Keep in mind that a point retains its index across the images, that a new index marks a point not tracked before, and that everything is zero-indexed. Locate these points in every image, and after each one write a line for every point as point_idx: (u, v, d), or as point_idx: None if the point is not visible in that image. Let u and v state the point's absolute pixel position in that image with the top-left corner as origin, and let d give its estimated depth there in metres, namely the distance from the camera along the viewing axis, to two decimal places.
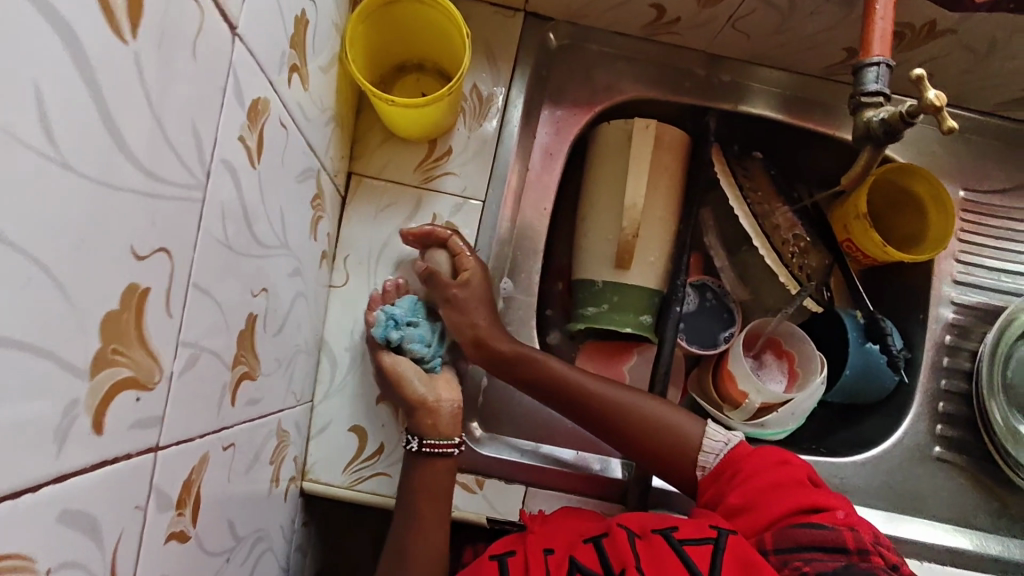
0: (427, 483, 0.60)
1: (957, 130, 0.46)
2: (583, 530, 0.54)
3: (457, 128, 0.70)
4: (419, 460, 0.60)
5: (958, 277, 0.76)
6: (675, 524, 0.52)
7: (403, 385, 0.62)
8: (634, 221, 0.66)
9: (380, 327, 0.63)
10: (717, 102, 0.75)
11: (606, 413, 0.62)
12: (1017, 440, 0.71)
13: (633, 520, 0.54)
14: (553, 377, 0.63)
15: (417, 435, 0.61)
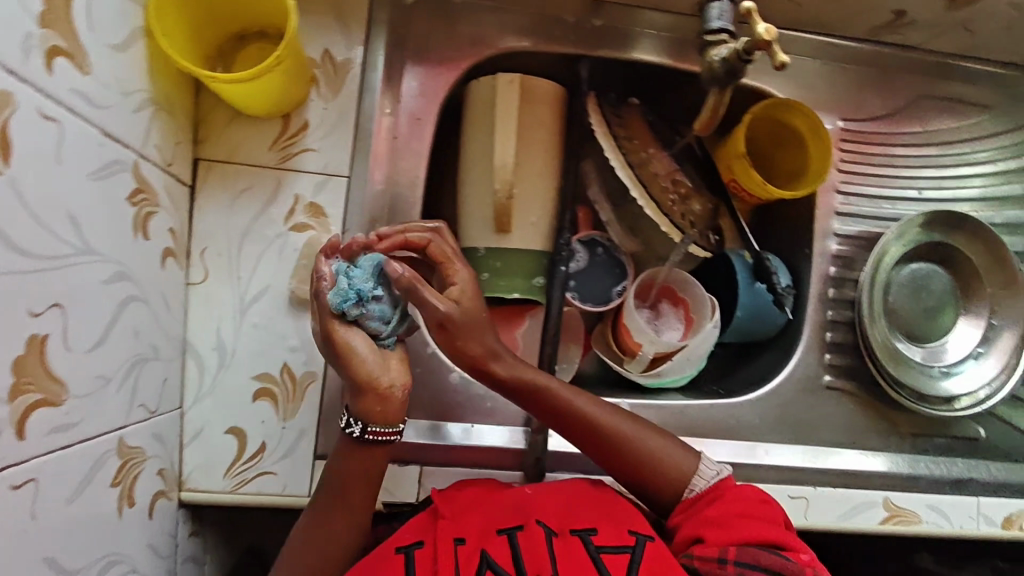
0: (352, 472, 0.55)
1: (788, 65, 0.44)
2: (496, 519, 0.56)
3: (311, 99, 0.64)
4: (354, 446, 0.55)
5: (840, 209, 0.76)
6: (594, 527, 0.56)
7: (348, 362, 0.53)
8: (506, 184, 0.64)
9: (337, 296, 0.53)
10: (590, 49, 0.72)
11: (612, 437, 0.60)
12: (897, 362, 0.72)
13: (550, 514, 0.57)
14: (563, 400, 0.60)
15: (361, 420, 0.54)
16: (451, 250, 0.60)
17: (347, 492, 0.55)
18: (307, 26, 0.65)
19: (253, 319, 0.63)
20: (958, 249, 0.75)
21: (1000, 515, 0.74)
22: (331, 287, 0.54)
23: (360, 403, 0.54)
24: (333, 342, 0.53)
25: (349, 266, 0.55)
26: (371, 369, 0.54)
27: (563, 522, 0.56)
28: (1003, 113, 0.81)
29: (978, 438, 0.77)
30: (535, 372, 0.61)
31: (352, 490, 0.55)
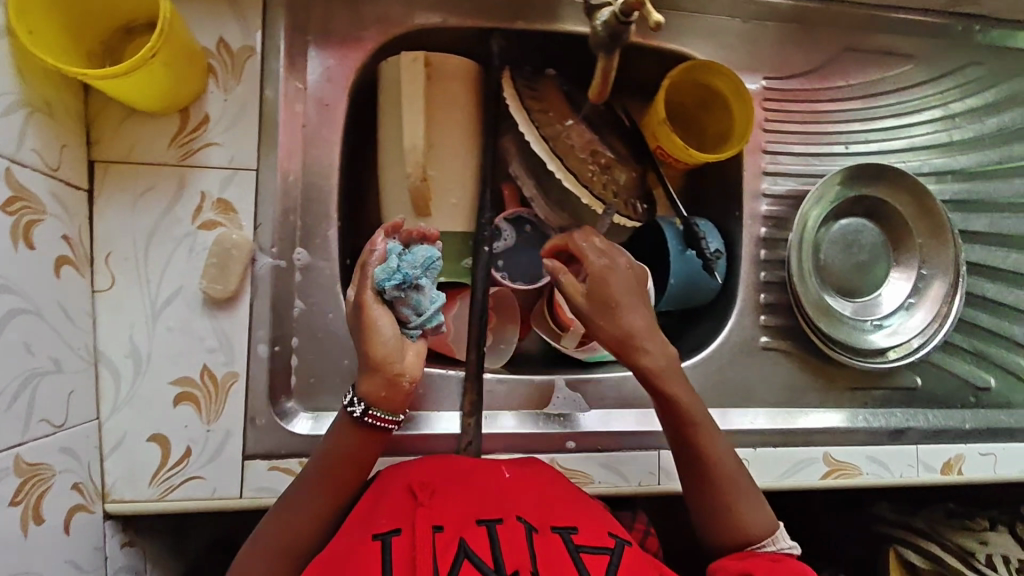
0: (346, 451, 0.54)
1: (662, 23, 0.43)
2: (476, 509, 0.51)
3: (209, 91, 0.62)
4: (361, 428, 0.54)
5: (768, 169, 0.76)
6: (575, 525, 0.53)
7: (365, 343, 0.50)
8: (418, 166, 0.62)
9: (383, 272, 0.51)
10: (502, 22, 0.70)
11: (709, 462, 0.59)
12: (830, 318, 0.73)
13: (528, 510, 0.53)
14: (685, 414, 0.59)
15: (367, 402, 0.53)
16: (600, 246, 0.61)
17: (338, 470, 0.55)
18: (199, 14, 0.62)
19: (168, 322, 0.61)
20: (886, 201, 0.75)
21: (938, 460, 0.74)
22: (373, 268, 0.51)
23: (370, 385, 0.52)
24: (361, 315, 0.51)
25: (402, 249, 0.53)
26: (388, 356, 0.51)
27: (544, 519, 0.52)
28: (929, 61, 0.80)
29: (916, 387, 0.78)
30: (680, 382, 0.60)
31: (346, 468, 0.55)
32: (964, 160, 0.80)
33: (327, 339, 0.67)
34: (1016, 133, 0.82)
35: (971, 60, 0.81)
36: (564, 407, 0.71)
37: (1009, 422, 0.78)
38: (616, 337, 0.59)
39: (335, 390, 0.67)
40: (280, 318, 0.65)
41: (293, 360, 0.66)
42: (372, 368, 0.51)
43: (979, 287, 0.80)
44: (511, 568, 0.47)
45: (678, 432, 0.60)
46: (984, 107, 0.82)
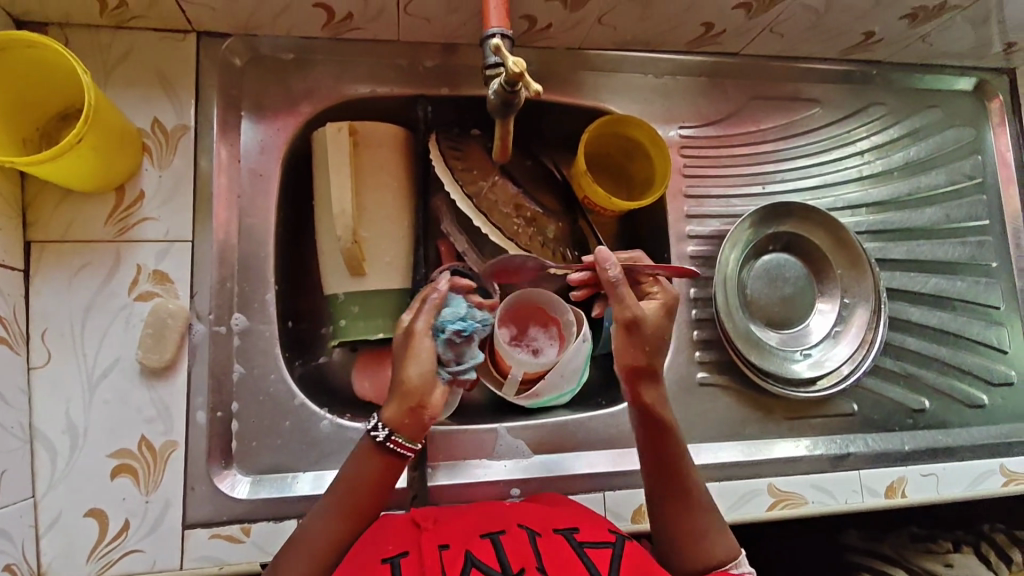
0: (366, 469, 0.55)
1: (542, 92, 0.47)
2: (478, 525, 0.52)
3: (145, 169, 0.65)
4: (379, 451, 0.55)
5: (691, 212, 0.80)
6: (576, 526, 0.54)
7: (403, 365, 0.55)
8: (348, 228, 0.65)
9: (448, 314, 0.57)
10: (426, 90, 0.74)
11: (678, 485, 0.60)
12: (760, 350, 0.76)
13: (529, 519, 0.54)
14: (666, 440, 0.61)
15: (389, 428, 0.55)
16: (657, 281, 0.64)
17: (356, 489, 0.55)
18: (136, 100, 0.66)
19: (105, 395, 0.62)
20: (802, 234, 0.79)
21: (881, 484, 0.75)
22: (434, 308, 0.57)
23: (396, 409, 0.55)
24: (409, 343, 0.56)
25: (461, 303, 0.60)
26: (416, 385, 0.54)
27: (545, 524, 0.54)
28: (833, 103, 0.86)
29: (853, 413, 0.80)
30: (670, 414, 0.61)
31: (364, 490, 0.55)
32: (876, 193, 0.85)
33: (268, 401, 0.68)
34: (923, 165, 0.87)
35: (872, 100, 0.87)
36: (507, 453, 0.72)
37: (946, 441, 0.80)
38: (630, 370, 0.60)
39: (276, 451, 0.67)
40: (219, 384, 0.66)
41: (232, 425, 0.66)
42: (401, 392, 0.55)
43: (904, 311, 0.83)
44: (517, 567, 0.48)
45: (660, 458, 0.61)
46: (890, 143, 0.87)
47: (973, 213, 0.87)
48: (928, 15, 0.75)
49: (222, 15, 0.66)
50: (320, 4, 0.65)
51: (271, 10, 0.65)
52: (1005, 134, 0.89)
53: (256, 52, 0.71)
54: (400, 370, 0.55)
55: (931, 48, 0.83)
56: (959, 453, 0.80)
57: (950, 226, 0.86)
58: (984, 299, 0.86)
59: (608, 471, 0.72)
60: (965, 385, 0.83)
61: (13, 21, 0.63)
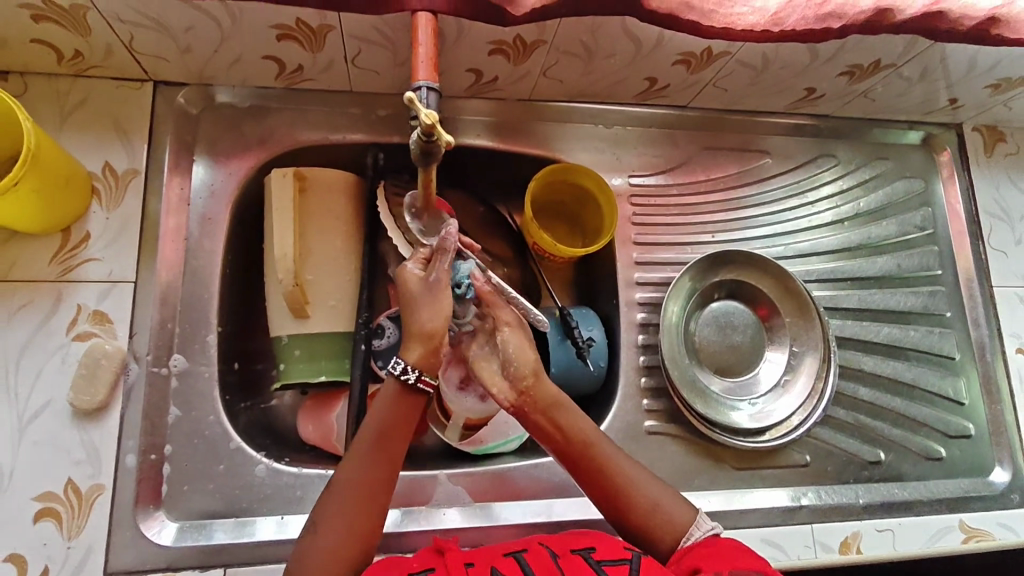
0: (392, 416, 0.58)
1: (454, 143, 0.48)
2: (503, 549, 0.55)
3: (93, 211, 0.67)
4: (406, 392, 0.59)
5: (639, 259, 0.80)
6: (593, 547, 0.54)
7: (424, 309, 0.58)
8: (290, 270, 0.67)
9: (463, 271, 0.60)
10: (377, 139, 0.76)
11: (607, 478, 0.60)
12: (706, 399, 0.75)
13: (553, 543, 0.56)
14: (575, 440, 0.61)
15: (418, 369, 0.59)
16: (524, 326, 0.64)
17: (388, 437, 0.58)
18: (89, 144, 0.68)
19: (35, 436, 0.61)
20: (745, 280, 0.80)
21: (835, 539, 0.73)
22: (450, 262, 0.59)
23: (419, 350, 0.58)
24: (433, 292, 0.58)
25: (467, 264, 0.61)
26: (439, 327, 0.59)
27: (565, 547, 0.55)
28: (784, 154, 0.88)
29: (806, 464, 0.78)
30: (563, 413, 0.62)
31: (393, 437, 0.58)
32: (826, 242, 0.86)
33: (203, 444, 0.67)
34: (874, 215, 0.88)
35: (823, 152, 0.89)
36: (446, 501, 0.70)
37: (904, 495, 0.78)
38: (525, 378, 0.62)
39: (208, 497, 0.66)
40: (153, 426, 0.65)
41: (164, 468, 0.65)
42: (425, 334, 0.58)
43: (857, 361, 0.83)
44: None
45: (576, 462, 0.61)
46: (840, 194, 0.88)
47: (925, 263, 0.88)
48: (865, 71, 0.78)
49: (176, 66, 0.68)
50: (270, 56, 0.67)
51: (223, 62, 0.68)
52: (955, 186, 0.91)
53: (212, 101, 0.73)
54: (422, 313, 0.58)
55: (875, 103, 0.86)
56: (917, 507, 0.78)
57: (902, 275, 0.87)
58: (939, 349, 0.85)
59: (553, 522, 0.70)
60: (923, 437, 0.82)
61: None
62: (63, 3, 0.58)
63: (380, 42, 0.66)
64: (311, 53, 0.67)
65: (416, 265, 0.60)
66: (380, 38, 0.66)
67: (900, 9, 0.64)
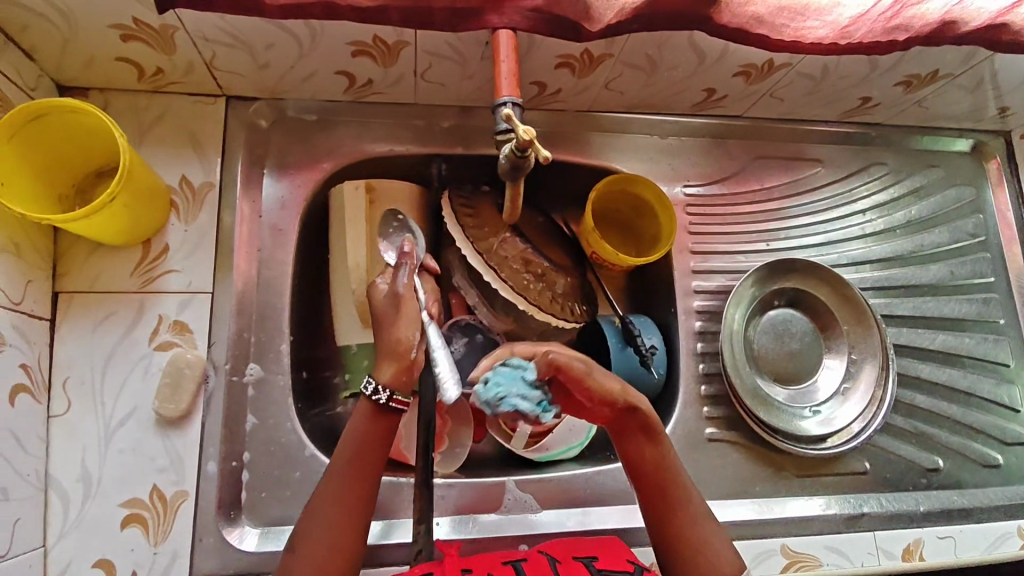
0: (366, 436, 0.56)
1: (551, 157, 0.50)
2: (500, 556, 0.57)
3: (171, 223, 0.68)
4: (376, 412, 0.56)
5: (696, 267, 0.81)
6: (595, 555, 0.58)
7: (390, 322, 0.59)
8: (363, 280, 0.71)
9: (487, 392, 0.52)
10: (440, 151, 0.78)
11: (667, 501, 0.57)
12: (768, 406, 0.76)
13: (553, 549, 0.58)
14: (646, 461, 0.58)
15: (389, 387, 0.56)
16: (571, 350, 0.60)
17: (361, 452, 0.55)
18: (166, 158, 0.70)
19: (121, 444, 0.63)
20: (806, 290, 0.81)
21: (897, 546, 0.74)
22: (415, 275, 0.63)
23: (387, 369, 0.57)
24: (398, 305, 0.60)
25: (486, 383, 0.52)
26: (410, 341, 0.58)
27: (566, 554, 0.58)
28: (835, 163, 0.88)
29: (865, 471, 0.79)
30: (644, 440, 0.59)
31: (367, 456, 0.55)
32: (879, 250, 0.87)
33: (280, 452, 0.68)
34: (926, 223, 0.89)
35: (874, 160, 0.90)
36: (515, 508, 0.71)
37: (962, 502, 0.79)
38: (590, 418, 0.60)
39: (285, 503, 0.67)
40: (232, 434, 0.67)
41: (243, 475, 0.67)
42: (391, 350, 0.58)
43: (914, 368, 0.83)
44: None
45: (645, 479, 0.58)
46: (891, 201, 0.89)
47: (977, 270, 0.89)
48: (922, 81, 0.78)
49: (250, 82, 0.69)
50: (343, 72, 0.69)
51: (297, 77, 0.69)
52: (1005, 193, 0.91)
53: (282, 114, 0.75)
54: (391, 329, 0.59)
55: (928, 111, 0.86)
56: (976, 515, 0.78)
57: (955, 283, 0.88)
58: (994, 356, 0.86)
59: (618, 528, 0.71)
60: (980, 444, 0.83)
61: (57, 87, 0.67)
62: (153, 24, 0.59)
63: (450, 57, 0.67)
64: (383, 69, 0.68)
65: (384, 283, 0.63)
66: (451, 53, 0.67)
67: (966, 21, 0.65)
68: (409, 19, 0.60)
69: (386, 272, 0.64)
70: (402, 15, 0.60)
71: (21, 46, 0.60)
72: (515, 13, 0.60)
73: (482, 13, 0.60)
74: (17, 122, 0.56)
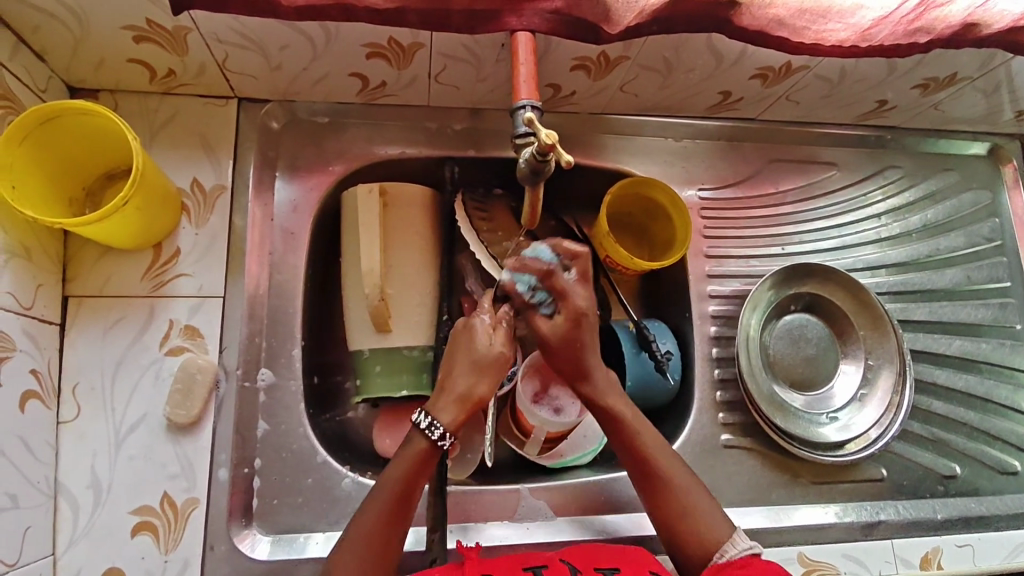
0: (410, 478, 0.57)
1: (573, 161, 0.49)
2: (523, 561, 0.57)
3: (182, 227, 0.67)
4: (430, 454, 0.57)
5: (711, 271, 0.81)
6: (617, 566, 0.57)
7: (481, 376, 0.58)
8: (376, 285, 0.67)
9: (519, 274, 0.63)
10: (453, 154, 0.77)
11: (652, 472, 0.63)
12: (785, 413, 0.75)
13: (574, 556, 0.58)
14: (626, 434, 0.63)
15: (453, 435, 0.57)
16: (568, 285, 0.60)
17: (405, 496, 0.57)
18: (178, 161, 0.69)
19: (131, 450, 0.62)
20: (819, 294, 0.80)
21: (915, 555, 0.73)
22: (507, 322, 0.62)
23: (458, 416, 0.57)
24: (494, 364, 0.59)
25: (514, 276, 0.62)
26: (483, 397, 0.58)
27: (587, 562, 0.57)
28: (850, 166, 0.88)
29: (882, 478, 0.78)
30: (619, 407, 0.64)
31: (411, 496, 0.57)
32: (895, 254, 0.86)
33: (291, 458, 0.68)
34: (942, 227, 0.88)
35: (889, 163, 0.89)
36: (528, 515, 0.70)
37: (980, 510, 0.78)
38: (574, 313, 0.61)
39: (297, 510, 0.66)
40: (243, 440, 0.66)
41: (254, 481, 0.66)
42: (472, 403, 0.58)
43: (930, 374, 0.82)
44: None
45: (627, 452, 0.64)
46: (906, 205, 0.88)
47: (994, 275, 0.88)
48: (939, 84, 0.77)
49: (263, 84, 0.69)
50: (356, 73, 0.68)
51: (310, 79, 0.68)
52: (1020, 197, 0.91)
53: (293, 116, 0.74)
54: (479, 381, 0.58)
55: (944, 115, 0.85)
56: (993, 523, 0.78)
57: (971, 288, 0.87)
58: (1011, 362, 0.85)
59: (633, 536, 0.70)
60: (997, 451, 0.82)
61: (67, 88, 0.67)
62: (167, 25, 0.59)
63: (465, 59, 0.67)
64: (397, 70, 0.68)
65: (485, 320, 0.60)
66: (466, 55, 0.66)
67: (988, 24, 0.64)
68: (427, 21, 0.60)
69: (488, 309, 0.61)
70: (420, 16, 0.59)
71: (32, 47, 0.60)
72: (535, 15, 0.60)
73: (500, 15, 0.60)
74: (30, 124, 0.55)
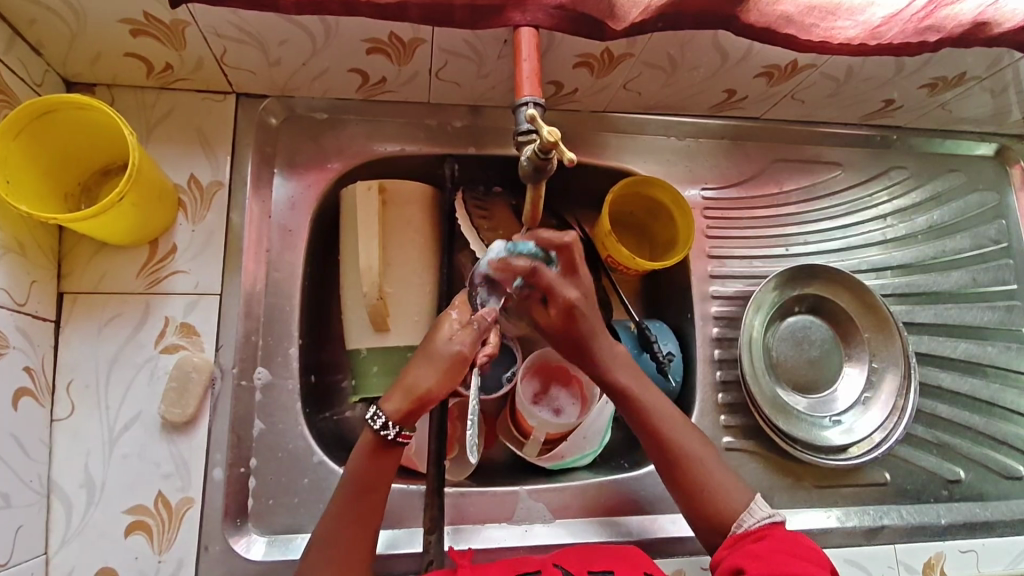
0: (368, 470, 0.56)
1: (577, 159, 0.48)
2: (517, 564, 0.56)
3: (178, 224, 0.67)
4: (381, 446, 0.57)
5: (713, 272, 0.80)
6: (610, 568, 0.57)
7: (429, 368, 0.57)
8: (374, 284, 0.66)
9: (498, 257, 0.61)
10: (453, 152, 0.76)
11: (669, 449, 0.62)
12: (788, 415, 0.74)
13: (568, 561, 0.58)
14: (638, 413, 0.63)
15: (398, 425, 0.56)
16: (557, 280, 0.62)
17: (366, 488, 0.56)
18: (174, 156, 0.68)
19: (125, 449, 0.61)
20: (825, 295, 0.79)
21: (917, 560, 0.72)
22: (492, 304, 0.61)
23: (403, 406, 0.57)
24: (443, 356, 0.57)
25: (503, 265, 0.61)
26: (428, 390, 0.57)
27: (582, 565, 0.57)
28: (855, 166, 0.87)
29: (886, 483, 0.77)
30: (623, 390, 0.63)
31: (372, 487, 0.56)
32: (900, 256, 0.85)
33: (287, 458, 0.67)
34: (949, 229, 0.87)
35: (894, 164, 0.88)
36: (527, 517, 0.69)
37: (985, 515, 0.77)
38: (566, 307, 0.62)
39: (292, 511, 0.66)
40: (238, 440, 0.65)
41: (250, 481, 0.65)
42: (416, 394, 0.57)
43: (935, 377, 0.82)
44: None
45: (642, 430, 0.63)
46: (912, 205, 0.87)
47: (1000, 277, 0.87)
48: (948, 84, 0.76)
49: (262, 79, 0.68)
50: (356, 69, 0.67)
51: (309, 74, 0.67)
52: None
53: (291, 112, 0.73)
54: (426, 373, 0.57)
55: (952, 115, 0.84)
56: (998, 529, 0.77)
57: (977, 290, 0.86)
58: (1017, 365, 0.84)
59: (632, 539, 0.70)
60: (1002, 456, 0.81)
61: (63, 82, 0.66)
62: (164, 18, 0.58)
63: (466, 55, 0.66)
64: (397, 66, 0.67)
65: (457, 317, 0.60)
66: (467, 51, 0.65)
67: (999, 23, 0.63)
68: (428, 16, 0.59)
69: (465, 308, 0.61)
70: (421, 11, 0.58)
71: (27, 40, 0.59)
72: (539, 10, 0.59)
73: (502, 11, 0.59)
74: (24, 119, 0.55)
